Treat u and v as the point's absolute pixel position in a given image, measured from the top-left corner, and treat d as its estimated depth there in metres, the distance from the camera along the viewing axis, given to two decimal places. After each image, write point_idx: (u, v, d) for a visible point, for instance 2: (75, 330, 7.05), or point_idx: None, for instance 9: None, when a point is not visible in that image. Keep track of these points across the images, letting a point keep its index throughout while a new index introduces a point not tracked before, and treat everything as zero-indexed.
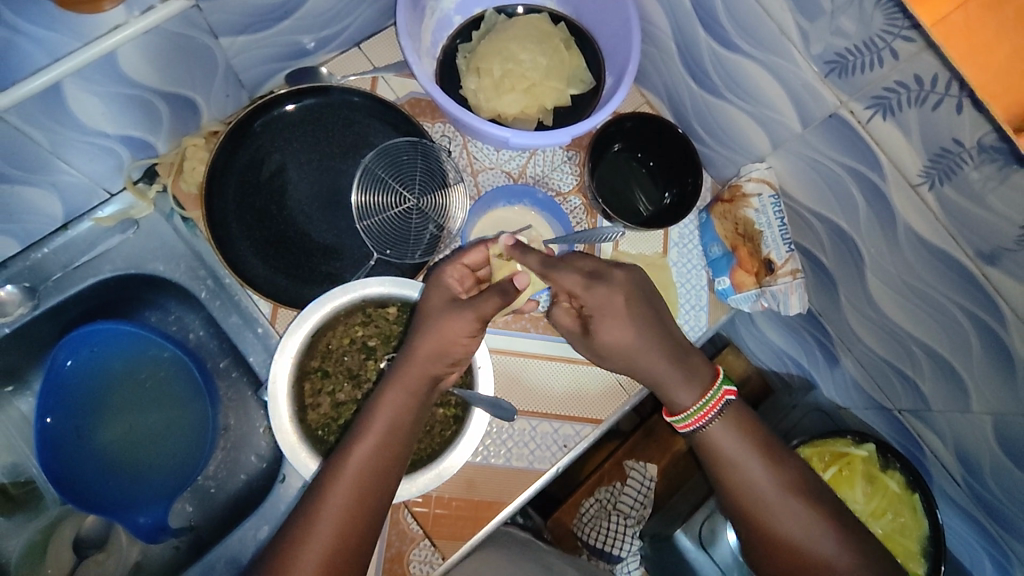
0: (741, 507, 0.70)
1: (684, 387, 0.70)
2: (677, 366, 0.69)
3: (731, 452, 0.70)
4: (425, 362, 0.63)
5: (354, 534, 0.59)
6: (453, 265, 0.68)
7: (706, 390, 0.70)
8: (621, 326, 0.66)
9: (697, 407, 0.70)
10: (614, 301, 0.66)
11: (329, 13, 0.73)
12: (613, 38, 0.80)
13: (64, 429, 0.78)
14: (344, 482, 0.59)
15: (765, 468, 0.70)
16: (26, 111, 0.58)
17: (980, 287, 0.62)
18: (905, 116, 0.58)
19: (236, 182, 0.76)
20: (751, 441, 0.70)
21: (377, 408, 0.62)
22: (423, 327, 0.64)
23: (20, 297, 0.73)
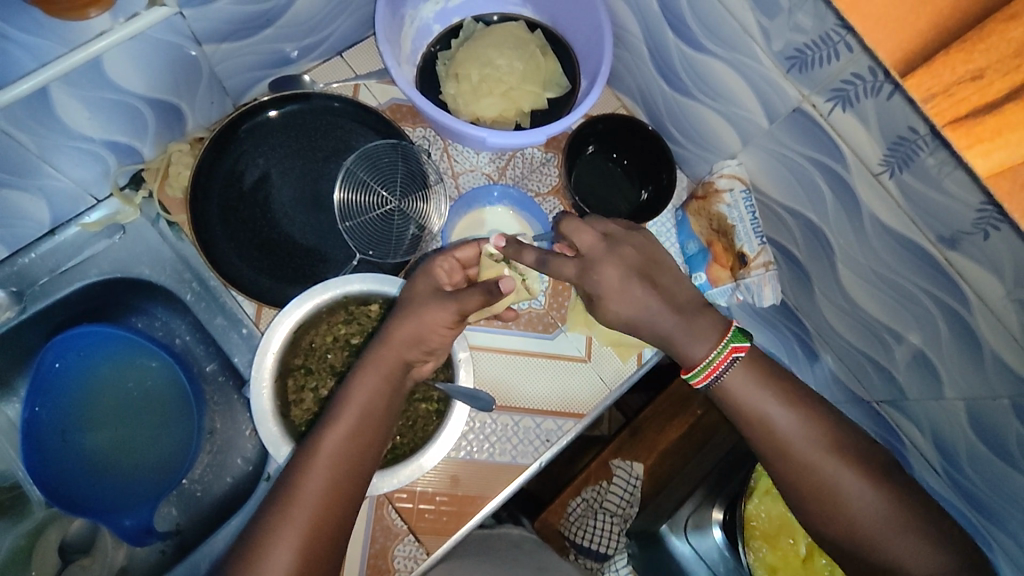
0: (771, 452, 0.66)
1: (693, 341, 0.66)
2: (684, 324, 0.66)
3: (753, 398, 0.66)
4: (400, 347, 0.65)
5: (330, 518, 0.59)
6: (444, 257, 0.70)
7: (718, 340, 0.66)
8: (628, 304, 0.66)
9: (703, 365, 0.66)
10: (611, 279, 0.65)
11: (310, 22, 0.76)
12: (587, 42, 0.83)
13: (50, 429, 0.78)
14: (319, 465, 0.60)
15: (789, 410, 0.66)
16: (15, 115, 0.59)
17: (943, 271, 0.64)
18: (862, 107, 0.60)
19: (221, 186, 0.78)
20: (771, 382, 0.67)
21: (352, 392, 0.64)
22: (400, 314, 0.66)
23: (8, 301, 0.74)
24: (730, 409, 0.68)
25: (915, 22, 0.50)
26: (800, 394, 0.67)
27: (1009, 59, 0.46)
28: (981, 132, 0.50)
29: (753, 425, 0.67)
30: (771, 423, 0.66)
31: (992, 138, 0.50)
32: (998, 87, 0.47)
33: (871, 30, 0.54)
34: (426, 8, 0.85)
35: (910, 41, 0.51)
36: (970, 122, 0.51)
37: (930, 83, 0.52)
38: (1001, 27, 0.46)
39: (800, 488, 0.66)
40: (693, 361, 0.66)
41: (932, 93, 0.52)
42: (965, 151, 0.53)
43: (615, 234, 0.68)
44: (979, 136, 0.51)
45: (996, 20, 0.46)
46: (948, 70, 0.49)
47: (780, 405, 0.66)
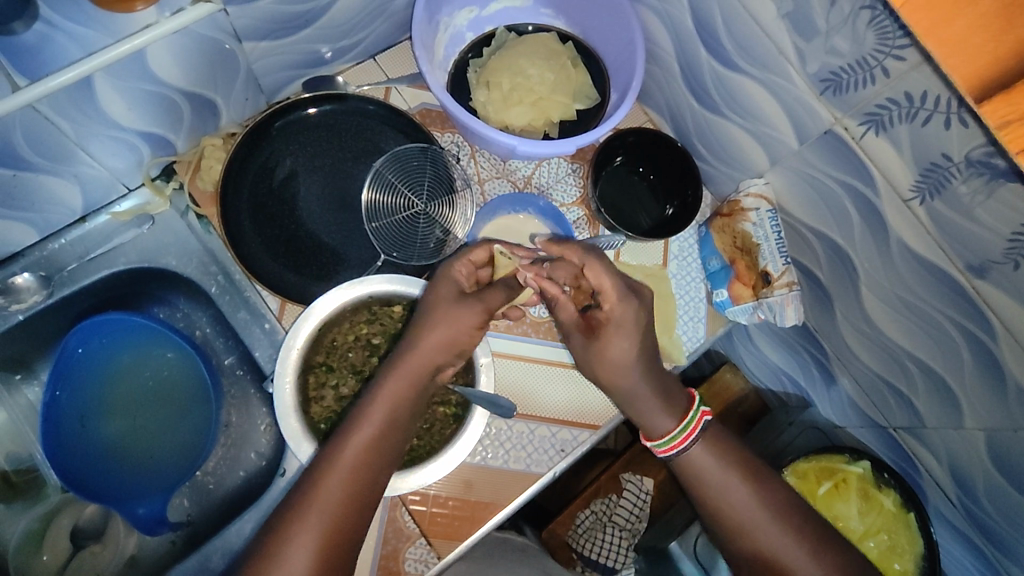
0: (724, 526, 0.70)
1: (661, 413, 0.71)
2: (658, 400, 0.71)
3: (712, 480, 0.70)
4: (428, 355, 0.66)
5: (345, 522, 0.61)
6: (461, 260, 0.71)
7: (684, 415, 0.71)
8: (636, 384, 0.70)
9: (667, 439, 0.71)
10: (621, 349, 0.69)
11: (347, 25, 0.77)
12: (618, 57, 0.83)
13: (70, 414, 0.79)
14: (341, 469, 0.61)
15: (748, 492, 0.70)
16: (59, 102, 0.60)
17: (970, 300, 0.63)
18: (896, 132, 0.60)
19: (251, 183, 0.79)
20: (732, 465, 0.71)
21: (377, 396, 0.64)
22: (432, 321, 0.67)
23: (36, 285, 0.75)
24: (693, 490, 0.71)
25: (994, 48, 0.40)
26: (763, 480, 0.71)
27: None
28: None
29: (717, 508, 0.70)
30: (725, 502, 0.69)
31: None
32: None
33: (945, 53, 0.41)
34: (461, 15, 0.86)
35: (990, 68, 0.40)
36: None
37: (1008, 108, 0.39)
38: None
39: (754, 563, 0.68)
40: (654, 432, 0.71)
41: (1010, 120, 0.40)
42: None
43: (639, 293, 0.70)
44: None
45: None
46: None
47: (740, 486, 0.70)
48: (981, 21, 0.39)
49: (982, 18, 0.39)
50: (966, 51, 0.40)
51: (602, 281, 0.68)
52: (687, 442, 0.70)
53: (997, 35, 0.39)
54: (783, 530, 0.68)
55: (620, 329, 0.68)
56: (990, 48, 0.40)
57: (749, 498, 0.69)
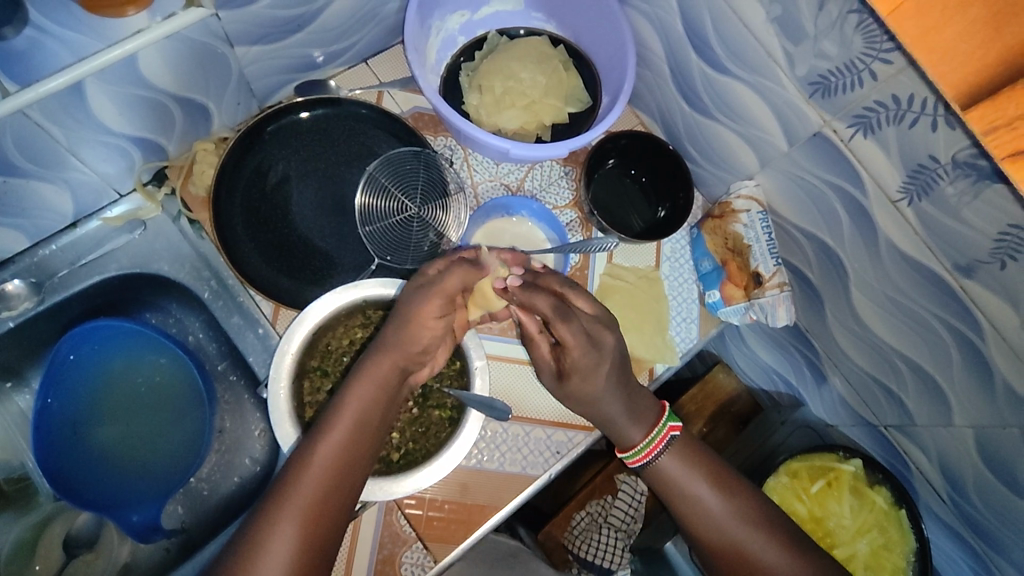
0: (696, 529, 0.72)
1: (633, 425, 0.72)
2: (627, 415, 0.72)
3: (682, 483, 0.72)
4: (399, 354, 0.65)
5: (318, 525, 0.61)
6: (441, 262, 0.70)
7: (650, 428, 0.73)
8: (605, 411, 0.71)
9: (632, 453, 0.73)
10: (591, 387, 0.69)
11: (339, 29, 0.77)
12: (609, 60, 0.84)
13: (61, 421, 0.78)
14: (311, 472, 0.61)
15: (716, 492, 0.72)
16: (50, 107, 0.60)
17: (958, 299, 0.64)
18: (884, 134, 0.61)
19: (243, 189, 0.78)
20: (701, 470, 0.73)
21: (349, 396, 0.64)
22: (403, 316, 0.66)
23: (26, 291, 0.74)
24: (664, 497, 0.74)
25: (984, 54, 0.42)
26: (731, 481, 0.73)
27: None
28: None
29: (687, 511, 0.72)
30: (696, 504, 0.72)
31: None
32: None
33: (935, 60, 0.45)
34: (452, 19, 0.86)
35: (979, 75, 0.43)
36: None
37: (995, 115, 0.43)
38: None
39: (723, 563, 0.71)
40: (623, 444, 0.74)
41: (995, 126, 0.44)
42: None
43: (603, 340, 0.69)
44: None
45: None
46: (1014, 103, 0.42)
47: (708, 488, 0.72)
48: (971, 27, 0.42)
49: (973, 23, 0.42)
50: (955, 59, 0.44)
51: (569, 336, 0.66)
52: (655, 452, 0.73)
53: (986, 42, 0.42)
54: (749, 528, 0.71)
55: (582, 376, 0.69)
56: (977, 56, 0.43)
57: (718, 498, 0.72)
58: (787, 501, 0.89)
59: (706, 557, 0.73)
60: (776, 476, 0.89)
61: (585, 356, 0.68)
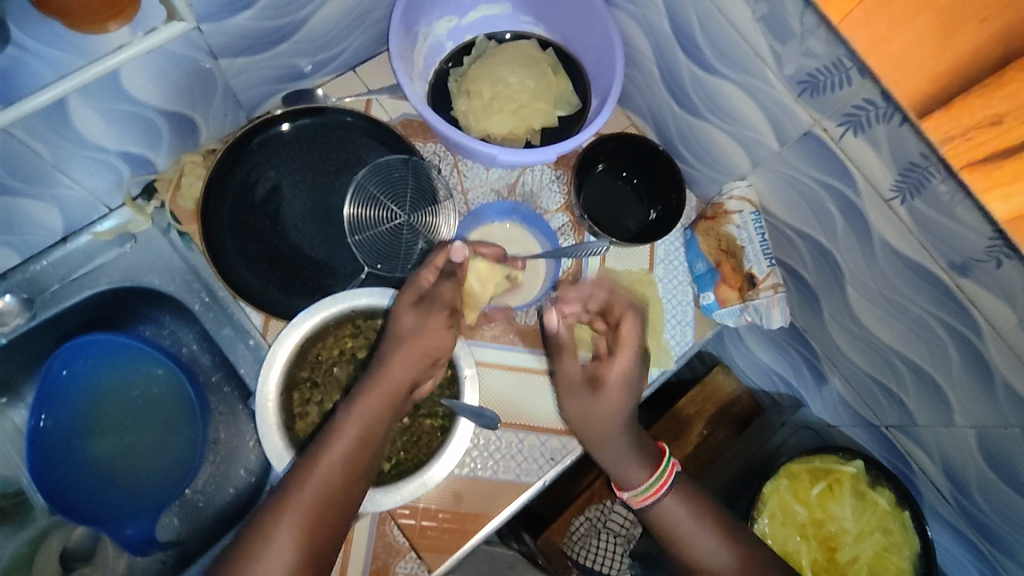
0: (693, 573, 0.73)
1: (636, 464, 0.73)
2: (630, 452, 0.73)
3: (680, 528, 0.72)
4: (403, 366, 0.66)
5: (315, 534, 0.61)
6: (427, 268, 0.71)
7: (655, 465, 0.74)
8: (616, 457, 0.74)
9: (642, 488, 0.73)
10: (603, 428, 0.73)
11: (324, 38, 0.77)
12: (598, 62, 0.83)
13: (58, 435, 0.79)
14: (312, 481, 0.61)
15: (716, 542, 0.72)
16: (32, 125, 0.59)
17: (955, 297, 0.63)
18: (874, 132, 0.60)
19: (232, 200, 0.78)
20: (699, 508, 0.73)
21: (353, 407, 0.65)
22: (407, 327, 0.67)
23: (18, 307, 0.74)
24: (661, 539, 0.74)
25: (935, 62, 0.45)
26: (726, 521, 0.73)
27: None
28: (998, 176, 0.46)
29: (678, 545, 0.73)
30: (693, 550, 0.72)
31: (1008, 185, 0.46)
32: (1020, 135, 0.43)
33: (888, 68, 0.49)
34: (439, 25, 0.85)
35: (932, 83, 0.46)
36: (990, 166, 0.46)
37: (950, 125, 0.47)
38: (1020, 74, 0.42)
39: None
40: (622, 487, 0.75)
41: (951, 135, 0.47)
42: (982, 196, 0.48)
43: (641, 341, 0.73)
44: (997, 181, 0.46)
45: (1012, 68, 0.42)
46: (967, 114, 0.45)
47: (701, 525, 0.72)
48: (920, 36, 0.45)
49: (922, 32, 0.45)
50: (908, 68, 0.47)
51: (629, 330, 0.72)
52: (655, 495, 0.73)
53: (936, 49, 0.45)
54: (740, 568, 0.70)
55: (619, 377, 0.72)
56: (930, 61, 0.46)
57: (717, 548, 0.72)
58: (787, 504, 0.88)
59: None
60: (775, 479, 0.88)
61: (622, 351, 0.72)
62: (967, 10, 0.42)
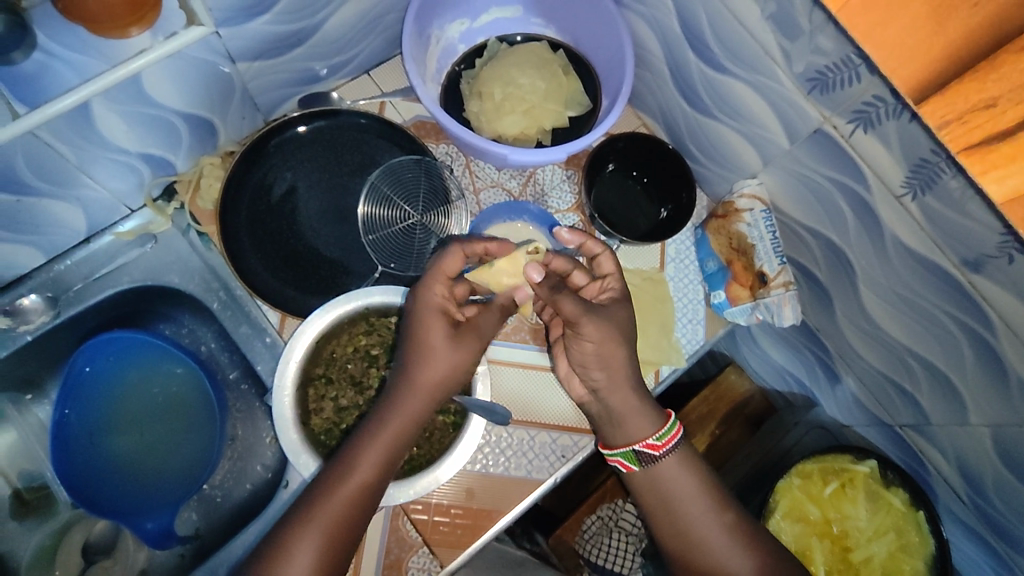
0: (683, 548, 0.73)
1: (650, 417, 0.73)
2: (640, 405, 0.73)
3: (686, 505, 0.73)
4: (432, 389, 0.67)
5: (337, 544, 0.64)
6: (438, 281, 0.68)
7: (665, 422, 0.74)
8: (628, 393, 0.72)
9: (665, 431, 0.73)
10: (616, 361, 0.71)
11: (339, 42, 0.78)
12: (608, 63, 0.84)
13: (80, 431, 0.81)
14: (339, 498, 0.63)
15: (720, 528, 0.72)
16: (58, 127, 0.61)
17: (967, 294, 0.63)
18: (885, 128, 0.59)
19: (249, 201, 0.80)
20: (697, 475, 0.74)
21: (383, 425, 0.66)
22: (436, 351, 0.67)
23: (43, 306, 0.76)
24: (651, 502, 0.74)
25: (928, 49, 0.46)
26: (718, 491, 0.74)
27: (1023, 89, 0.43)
28: (995, 159, 0.47)
29: (669, 509, 0.74)
30: (693, 528, 0.73)
31: (1002, 167, 0.47)
32: (1011, 117, 0.44)
33: (885, 56, 0.49)
34: (451, 28, 0.87)
35: (926, 69, 0.47)
36: (985, 152, 0.47)
37: (945, 109, 0.47)
38: (1011, 58, 0.42)
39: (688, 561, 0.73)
40: (632, 439, 0.73)
41: (948, 119, 0.47)
42: (978, 178, 0.48)
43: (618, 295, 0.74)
44: (993, 164, 0.47)
45: (1007, 50, 0.42)
46: (961, 98, 0.46)
47: (697, 495, 0.73)
48: (913, 24, 0.46)
49: (916, 19, 0.46)
50: (903, 55, 0.48)
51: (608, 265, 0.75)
52: (665, 449, 0.73)
53: (929, 35, 0.46)
54: (732, 539, 0.72)
55: (621, 306, 0.73)
56: (925, 47, 0.46)
57: (719, 533, 0.72)
58: (799, 503, 0.87)
59: (673, 554, 0.74)
60: (787, 477, 0.87)
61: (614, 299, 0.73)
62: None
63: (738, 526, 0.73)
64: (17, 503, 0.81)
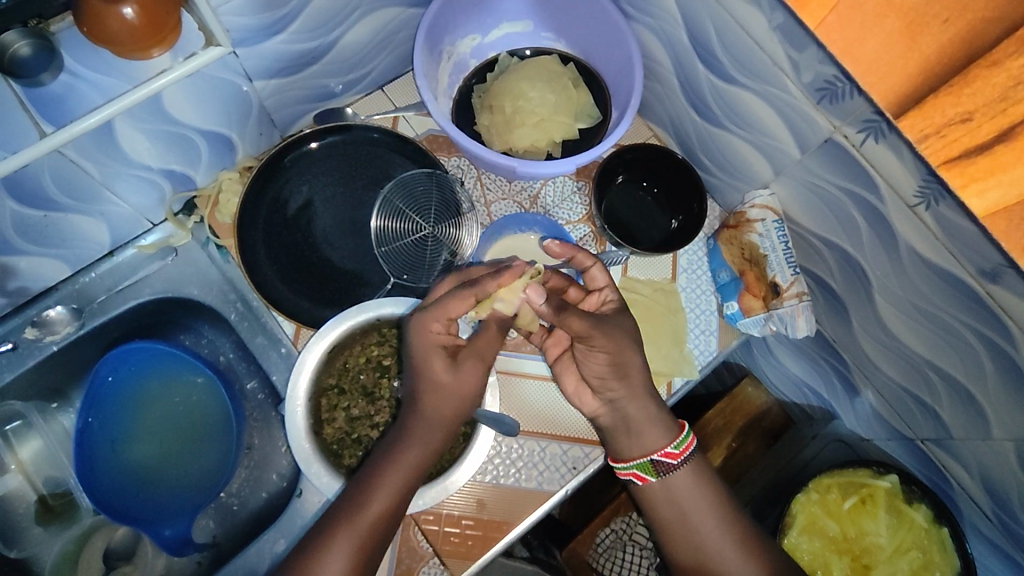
0: (693, 563, 0.73)
1: (661, 429, 0.73)
2: (656, 413, 0.73)
3: (695, 521, 0.73)
4: (444, 411, 0.68)
5: (367, 556, 0.65)
6: (433, 321, 0.67)
7: (677, 434, 0.74)
8: (646, 401, 0.72)
9: (682, 438, 0.74)
10: (626, 373, 0.71)
11: (352, 59, 0.80)
12: (618, 75, 0.84)
13: (102, 438, 0.83)
14: (367, 516, 0.65)
15: (728, 545, 0.72)
16: (82, 145, 0.64)
17: (986, 305, 0.61)
18: (896, 138, 0.58)
19: (265, 215, 0.82)
20: (707, 490, 0.74)
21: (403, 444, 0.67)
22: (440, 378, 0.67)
23: (68, 317, 0.79)
24: (662, 516, 0.74)
25: (905, 63, 0.47)
26: (728, 507, 0.74)
27: (998, 103, 0.43)
28: (975, 173, 0.46)
29: (681, 523, 0.73)
30: (702, 543, 0.72)
31: (984, 180, 0.46)
32: (988, 131, 0.44)
33: (864, 70, 0.49)
34: (463, 44, 0.88)
35: (905, 83, 0.47)
36: (964, 166, 0.47)
37: (924, 122, 0.48)
38: (984, 73, 0.43)
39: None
40: (650, 449, 0.73)
41: (926, 132, 0.48)
42: (960, 192, 0.48)
43: (613, 301, 0.75)
44: (973, 177, 0.46)
45: (978, 64, 0.43)
46: (939, 112, 0.46)
47: (708, 510, 0.73)
48: (888, 40, 0.47)
49: (890, 35, 0.46)
50: (881, 70, 0.48)
51: (598, 278, 0.75)
52: (683, 458, 0.73)
53: (904, 52, 0.46)
54: (745, 556, 0.71)
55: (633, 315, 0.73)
56: (901, 63, 0.47)
57: (726, 549, 0.72)
58: (816, 519, 0.86)
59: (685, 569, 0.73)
60: (805, 492, 0.86)
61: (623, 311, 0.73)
62: (930, 12, 0.44)
63: (750, 539, 0.72)
64: (41, 509, 0.83)
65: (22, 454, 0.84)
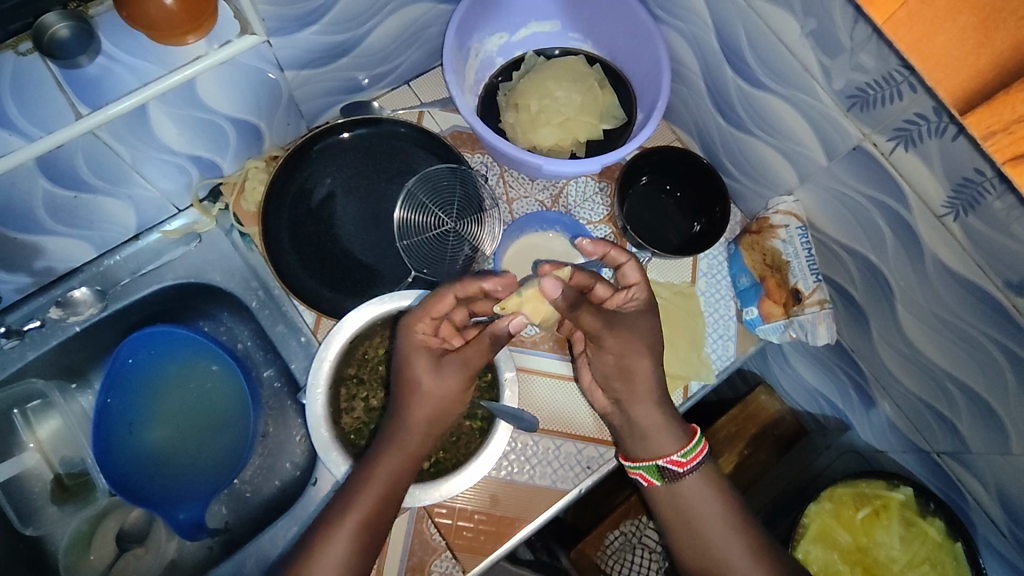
0: (706, 567, 0.72)
1: (671, 435, 0.73)
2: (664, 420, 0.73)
3: (707, 525, 0.72)
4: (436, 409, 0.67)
5: (363, 547, 0.65)
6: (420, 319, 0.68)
7: (688, 441, 0.73)
8: (651, 410, 0.72)
9: (690, 448, 0.73)
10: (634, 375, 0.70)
11: (382, 53, 0.81)
12: (645, 78, 0.85)
13: (120, 420, 0.84)
14: (358, 505, 0.65)
15: (742, 549, 0.71)
16: (117, 129, 0.65)
17: (1011, 317, 0.61)
18: (927, 147, 0.58)
19: (288, 205, 0.82)
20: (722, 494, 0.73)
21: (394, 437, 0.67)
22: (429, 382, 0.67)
23: (92, 298, 0.79)
24: (674, 520, 0.73)
25: (975, 60, 0.46)
26: (742, 513, 0.73)
27: None
28: None
29: (690, 523, 0.73)
30: (714, 546, 0.72)
31: None
32: None
33: (930, 67, 0.48)
34: (490, 42, 0.88)
35: (975, 80, 0.46)
36: None
37: (992, 119, 0.46)
38: None
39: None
40: (659, 453, 0.73)
41: (993, 130, 0.47)
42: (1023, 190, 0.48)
43: (645, 300, 0.73)
44: None
45: None
46: (1009, 108, 0.45)
47: (721, 515, 0.72)
48: (960, 35, 0.46)
49: (963, 30, 0.45)
50: (949, 65, 0.47)
51: (632, 274, 0.73)
52: (690, 466, 0.73)
53: (977, 47, 0.45)
54: (756, 563, 0.70)
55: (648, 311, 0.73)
56: (969, 61, 0.46)
57: (736, 557, 0.71)
58: (829, 529, 0.86)
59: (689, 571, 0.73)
60: (818, 501, 0.86)
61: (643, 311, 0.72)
62: (1006, 8, 0.43)
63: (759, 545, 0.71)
64: (57, 488, 0.83)
65: (40, 433, 0.84)
